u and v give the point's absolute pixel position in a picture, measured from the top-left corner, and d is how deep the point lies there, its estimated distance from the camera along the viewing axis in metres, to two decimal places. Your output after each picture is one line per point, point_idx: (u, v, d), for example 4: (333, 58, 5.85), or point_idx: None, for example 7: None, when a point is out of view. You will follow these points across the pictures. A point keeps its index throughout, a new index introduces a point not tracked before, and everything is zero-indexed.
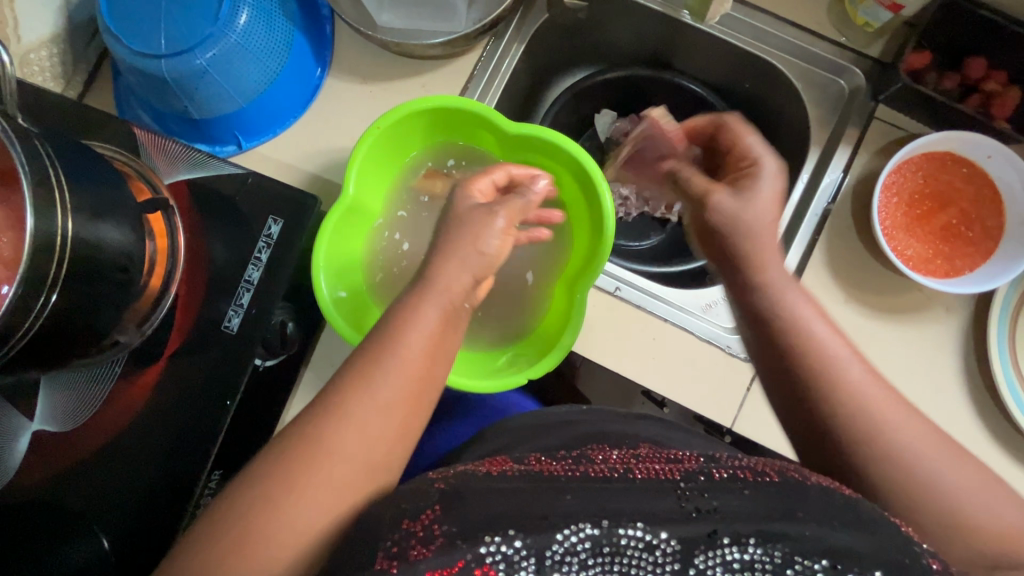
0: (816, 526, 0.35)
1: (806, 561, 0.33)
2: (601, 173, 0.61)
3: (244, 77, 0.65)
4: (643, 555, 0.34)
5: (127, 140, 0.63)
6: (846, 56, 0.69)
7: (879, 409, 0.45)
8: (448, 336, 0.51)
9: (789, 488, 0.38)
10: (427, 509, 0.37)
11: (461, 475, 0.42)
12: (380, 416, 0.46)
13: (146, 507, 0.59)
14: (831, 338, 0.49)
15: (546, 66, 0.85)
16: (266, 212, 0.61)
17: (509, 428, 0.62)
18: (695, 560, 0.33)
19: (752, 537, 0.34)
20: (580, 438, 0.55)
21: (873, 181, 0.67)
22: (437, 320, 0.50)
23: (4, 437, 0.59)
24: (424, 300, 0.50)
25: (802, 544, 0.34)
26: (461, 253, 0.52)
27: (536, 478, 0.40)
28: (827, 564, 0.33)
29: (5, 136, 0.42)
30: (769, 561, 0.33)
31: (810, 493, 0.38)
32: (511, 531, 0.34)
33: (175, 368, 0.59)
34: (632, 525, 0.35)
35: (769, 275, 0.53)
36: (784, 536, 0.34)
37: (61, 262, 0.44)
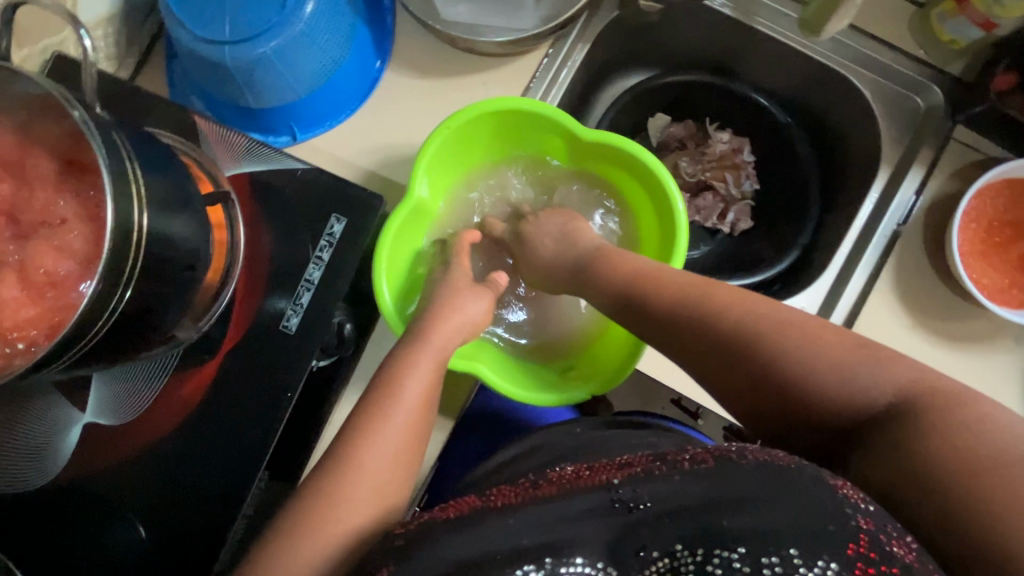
0: (733, 513, 0.34)
1: (725, 552, 0.33)
2: (675, 183, 0.59)
3: (308, 67, 0.62)
4: None
5: (189, 130, 0.62)
6: (926, 72, 0.68)
7: (833, 406, 0.45)
8: (436, 386, 0.53)
9: (718, 473, 0.37)
10: (383, 564, 0.37)
11: (422, 522, 0.40)
12: (382, 459, 0.48)
13: (194, 507, 0.58)
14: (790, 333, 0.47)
15: (607, 66, 0.83)
16: (329, 210, 0.60)
17: (502, 451, 0.61)
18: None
19: (678, 543, 0.35)
20: (561, 451, 0.55)
21: (946, 204, 0.66)
22: (433, 367, 0.53)
23: (52, 428, 0.58)
24: (418, 355, 0.53)
25: (718, 535, 0.34)
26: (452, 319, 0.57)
27: (487, 511, 0.39)
28: (745, 552, 0.33)
29: (86, 127, 0.41)
30: (693, 560, 0.34)
31: (732, 474, 0.37)
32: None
33: (231, 364, 0.59)
34: (572, 562, 0.35)
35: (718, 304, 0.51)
36: (703, 530, 0.34)
37: (136, 259, 0.43)
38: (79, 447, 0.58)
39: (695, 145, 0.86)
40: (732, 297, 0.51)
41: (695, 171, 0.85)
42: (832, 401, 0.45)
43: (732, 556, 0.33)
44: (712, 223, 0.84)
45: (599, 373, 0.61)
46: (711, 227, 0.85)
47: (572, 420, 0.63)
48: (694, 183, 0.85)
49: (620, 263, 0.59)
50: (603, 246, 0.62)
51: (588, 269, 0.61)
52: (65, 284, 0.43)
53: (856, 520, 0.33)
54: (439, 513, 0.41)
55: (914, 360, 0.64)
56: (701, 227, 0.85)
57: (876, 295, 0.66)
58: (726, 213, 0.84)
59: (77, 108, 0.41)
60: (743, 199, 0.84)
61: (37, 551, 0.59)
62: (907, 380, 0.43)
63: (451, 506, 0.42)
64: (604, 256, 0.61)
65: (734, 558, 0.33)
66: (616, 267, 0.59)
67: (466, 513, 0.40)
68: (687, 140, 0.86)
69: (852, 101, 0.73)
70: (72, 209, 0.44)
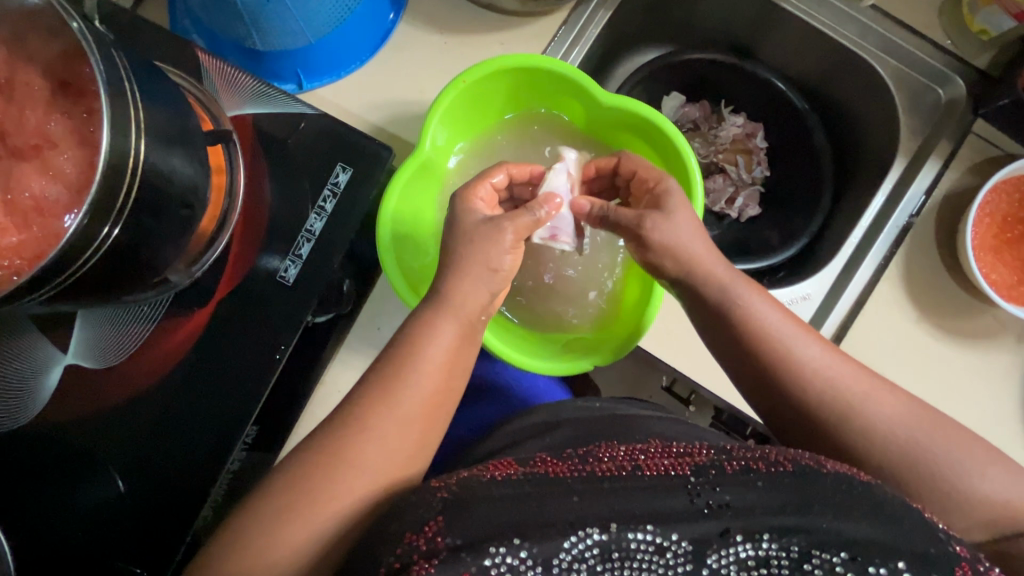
0: (832, 518, 0.36)
1: (824, 554, 0.35)
2: (693, 155, 0.59)
3: (321, 13, 0.58)
4: (653, 558, 0.36)
5: (191, 65, 0.59)
6: (951, 64, 0.68)
7: (877, 436, 0.49)
8: (468, 350, 0.51)
9: (804, 482, 0.39)
10: (431, 520, 0.37)
11: (464, 479, 0.41)
12: (413, 414, 0.48)
13: (178, 458, 0.56)
14: (825, 360, 0.52)
15: (627, 37, 0.80)
16: (335, 158, 0.59)
17: (513, 423, 0.63)
18: (707, 560, 0.35)
19: (765, 533, 0.36)
20: (585, 429, 0.56)
21: (962, 197, 0.65)
22: (454, 337, 0.50)
23: (31, 369, 0.56)
24: (440, 313, 0.49)
25: (816, 536, 0.36)
26: (473, 269, 0.50)
27: (544, 480, 0.40)
28: (845, 557, 0.35)
29: (84, 40, 0.38)
30: (785, 556, 0.35)
31: (823, 480, 0.39)
32: (516, 539, 0.35)
33: (224, 314, 0.57)
34: (642, 529, 0.36)
35: (768, 319, 0.53)
36: (799, 530, 0.36)
37: (130, 190, 0.41)
38: (59, 391, 0.56)
39: (708, 128, 0.85)
40: (843, 375, 0.51)
41: (707, 153, 0.84)
42: (861, 422, 0.50)
43: (831, 559, 0.35)
44: (719, 207, 0.83)
45: (604, 346, 0.60)
46: (719, 211, 0.84)
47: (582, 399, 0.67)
48: (705, 164, 0.85)
49: (751, 320, 0.53)
50: (734, 284, 0.54)
51: (711, 314, 0.55)
52: (52, 212, 0.41)
53: (953, 546, 0.36)
54: (481, 472, 0.42)
55: (916, 352, 0.64)
56: (708, 211, 0.84)
57: (885, 285, 0.65)
58: (734, 198, 0.83)
59: (76, 19, 0.39)
60: (752, 184, 0.83)
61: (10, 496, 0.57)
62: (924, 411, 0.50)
63: (494, 466, 0.43)
64: (732, 305, 0.54)
65: (835, 561, 0.35)
66: (748, 323, 0.53)
67: (514, 476, 0.41)
68: (700, 122, 0.85)
69: (873, 89, 0.72)
70: (64, 131, 0.42)
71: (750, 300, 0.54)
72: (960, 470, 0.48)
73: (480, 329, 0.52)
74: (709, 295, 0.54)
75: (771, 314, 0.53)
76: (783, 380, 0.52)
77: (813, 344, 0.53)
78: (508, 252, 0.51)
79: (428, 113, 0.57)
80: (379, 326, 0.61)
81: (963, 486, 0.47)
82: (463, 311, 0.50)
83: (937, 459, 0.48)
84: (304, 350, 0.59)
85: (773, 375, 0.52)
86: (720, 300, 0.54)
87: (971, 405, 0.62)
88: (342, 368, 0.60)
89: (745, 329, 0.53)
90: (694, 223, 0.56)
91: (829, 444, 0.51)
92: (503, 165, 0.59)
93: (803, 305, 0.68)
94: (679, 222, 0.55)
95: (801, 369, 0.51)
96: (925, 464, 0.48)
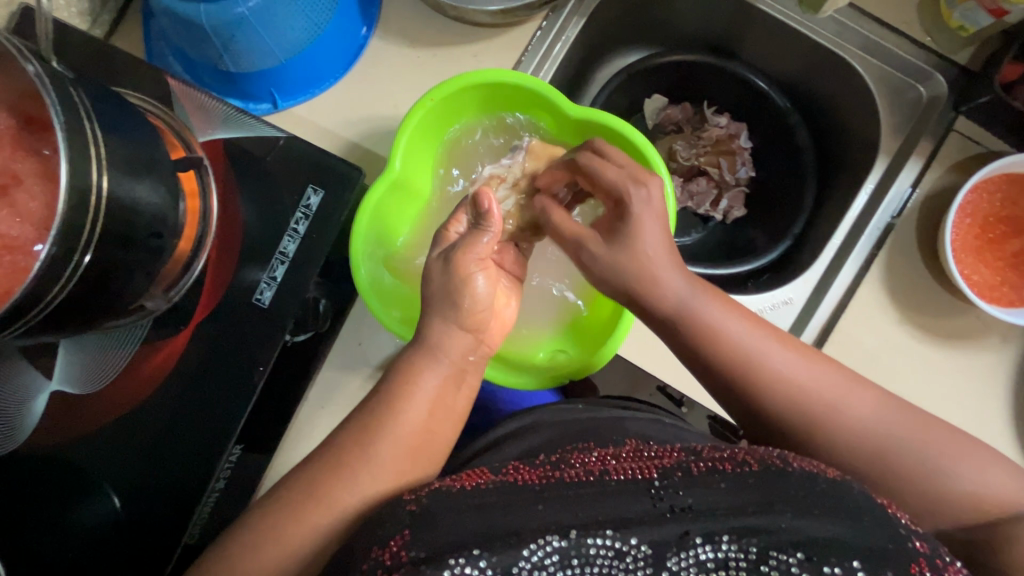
0: (792, 517, 0.36)
1: (782, 556, 0.35)
2: (665, 167, 0.58)
3: (288, 31, 0.58)
4: (613, 562, 0.36)
5: (163, 93, 0.59)
6: (931, 60, 0.67)
7: (854, 444, 0.50)
8: (453, 395, 0.49)
9: (768, 479, 0.39)
10: (396, 534, 0.36)
11: (434, 490, 0.40)
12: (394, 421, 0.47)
13: (161, 478, 0.57)
14: (852, 403, 0.51)
15: (604, 40, 0.79)
16: (305, 180, 0.59)
17: (498, 430, 0.55)
18: (667, 563, 0.35)
19: (725, 534, 0.36)
20: (565, 430, 0.51)
21: (944, 196, 0.64)
22: (436, 385, 0.48)
23: (18, 395, 0.57)
24: (419, 358, 0.48)
25: (776, 538, 0.35)
26: (444, 303, 0.49)
27: (511, 488, 0.40)
28: (802, 558, 0.35)
29: (40, 82, 0.39)
30: (744, 557, 0.35)
31: (788, 480, 0.39)
32: (475, 550, 0.35)
33: (203, 338, 0.58)
34: (601, 534, 0.36)
35: (773, 370, 0.52)
36: (758, 530, 0.36)
37: (95, 224, 0.41)
38: (45, 418, 0.57)
39: (691, 129, 0.84)
40: (864, 409, 0.50)
41: (690, 155, 0.83)
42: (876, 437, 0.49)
43: (789, 560, 0.35)
44: (704, 210, 0.83)
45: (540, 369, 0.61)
46: (703, 214, 0.83)
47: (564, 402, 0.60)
48: (687, 167, 0.83)
49: (762, 368, 0.52)
50: (749, 334, 0.53)
51: (732, 380, 0.53)
52: (21, 248, 0.42)
53: (912, 542, 0.36)
54: (451, 483, 0.41)
55: (899, 354, 0.63)
56: (693, 213, 0.83)
57: (865, 289, 0.64)
58: (718, 200, 0.82)
59: (32, 62, 0.39)
60: (736, 185, 0.82)
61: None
62: (895, 416, 0.50)
63: (465, 476, 0.42)
64: (751, 366, 0.52)
65: (791, 562, 0.35)
66: (769, 378, 0.52)
67: (483, 485, 0.40)
68: (683, 125, 0.85)
69: (853, 88, 0.71)
70: (32, 169, 0.43)
71: (754, 351, 0.52)
72: (928, 478, 0.48)
73: (471, 370, 0.50)
74: (711, 354, 0.53)
75: (787, 358, 0.52)
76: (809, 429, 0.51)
77: (824, 367, 0.52)
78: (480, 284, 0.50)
79: (396, 136, 0.58)
80: (359, 340, 0.63)
81: (931, 492, 0.47)
82: (448, 360, 0.48)
83: (911, 468, 0.48)
84: (283, 369, 0.60)
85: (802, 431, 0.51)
86: (745, 360, 0.52)
87: (954, 408, 0.62)
88: (317, 393, 0.61)
89: (766, 386, 0.52)
90: (661, 223, 0.54)
91: (798, 435, 0.51)
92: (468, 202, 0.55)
93: (785, 310, 0.68)
94: (639, 238, 0.53)
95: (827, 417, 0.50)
96: (889, 468, 0.49)
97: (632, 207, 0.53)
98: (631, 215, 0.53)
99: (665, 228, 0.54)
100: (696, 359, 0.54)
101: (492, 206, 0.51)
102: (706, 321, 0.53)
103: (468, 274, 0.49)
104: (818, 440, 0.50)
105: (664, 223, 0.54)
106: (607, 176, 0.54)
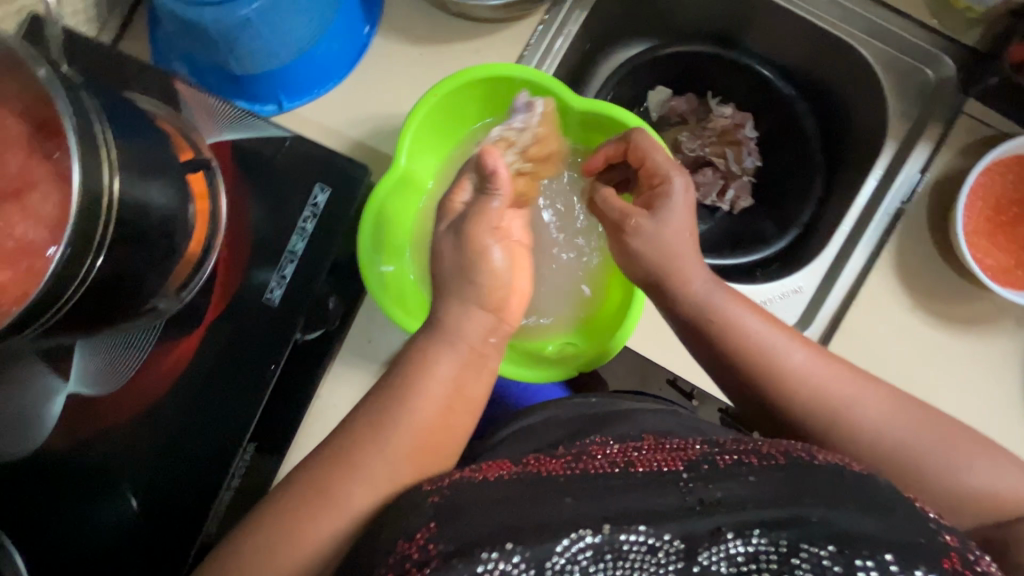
0: (824, 511, 0.35)
1: (813, 548, 0.33)
2: (670, 159, 0.59)
3: (293, 32, 0.59)
4: (646, 557, 0.34)
5: (170, 96, 0.60)
6: (938, 43, 0.66)
7: (866, 429, 0.49)
8: (470, 388, 0.48)
9: (796, 475, 0.38)
10: (422, 526, 0.36)
11: (455, 480, 0.41)
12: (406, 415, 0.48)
13: (177, 478, 0.58)
14: (863, 391, 0.51)
15: (606, 33, 0.79)
16: (313, 179, 0.60)
17: (511, 425, 0.55)
18: (700, 558, 0.34)
19: (755, 528, 0.34)
20: (582, 425, 0.51)
21: (954, 180, 0.63)
22: (454, 371, 0.47)
23: (36, 397, 0.58)
24: (435, 344, 0.47)
25: (808, 531, 0.34)
26: (460, 293, 0.48)
27: (535, 479, 0.40)
28: (833, 550, 0.33)
29: (52, 85, 0.40)
30: (774, 551, 0.33)
31: (816, 474, 0.39)
32: (508, 544, 0.33)
33: (215, 337, 0.58)
34: (634, 529, 0.35)
35: (779, 361, 0.52)
36: (788, 524, 0.34)
37: (107, 224, 0.42)
38: (62, 419, 0.58)
39: (696, 120, 0.84)
40: (874, 397, 0.50)
41: (695, 146, 0.83)
42: (884, 426, 0.49)
43: (819, 553, 0.32)
44: (711, 201, 0.82)
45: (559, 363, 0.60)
46: (710, 205, 0.83)
47: (576, 396, 0.59)
48: (693, 158, 0.83)
49: (776, 366, 0.52)
50: (760, 329, 0.53)
51: (740, 378, 0.53)
52: (35, 250, 0.43)
53: (942, 535, 0.35)
54: (472, 474, 0.41)
55: (911, 340, 0.62)
56: (700, 204, 0.83)
57: (877, 275, 0.64)
58: (725, 190, 0.82)
59: (44, 67, 0.40)
60: (743, 175, 0.82)
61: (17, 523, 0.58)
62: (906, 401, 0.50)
63: (486, 467, 0.42)
64: (758, 360, 0.52)
65: (823, 556, 0.32)
66: (783, 376, 0.51)
67: (506, 476, 0.41)
68: (688, 115, 0.84)
69: (859, 73, 0.70)
70: (44, 172, 0.44)
71: (759, 346, 0.52)
72: (943, 462, 0.47)
73: (491, 353, 0.49)
74: (725, 346, 0.53)
75: (801, 355, 0.52)
76: (824, 418, 0.50)
77: (833, 363, 0.52)
78: (493, 261, 0.48)
79: (402, 131, 0.59)
80: (369, 337, 0.62)
81: (947, 478, 0.47)
82: (463, 343, 0.48)
83: (923, 452, 0.48)
84: (293, 368, 0.60)
85: (818, 421, 0.50)
86: (755, 357, 0.52)
87: (968, 393, 0.61)
88: (326, 395, 0.61)
89: (777, 379, 0.52)
90: (692, 213, 0.57)
91: (811, 422, 0.50)
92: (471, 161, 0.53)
93: (795, 299, 0.67)
94: (680, 218, 0.55)
95: (842, 406, 0.50)
96: (905, 454, 0.48)
97: (674, 192, 0.56)
98: (673, 196, 0.56)
99: (694, 217, 0.57)
100: (705, 352, 0.55)
101: (498, 166, 0.49)
102: (727, 315, 0.54)
103: (482, 247, 0.48)
104: (831, 426, 0.50)
105: (692, 217, 0.57)
106: (655, 159, 0.56)
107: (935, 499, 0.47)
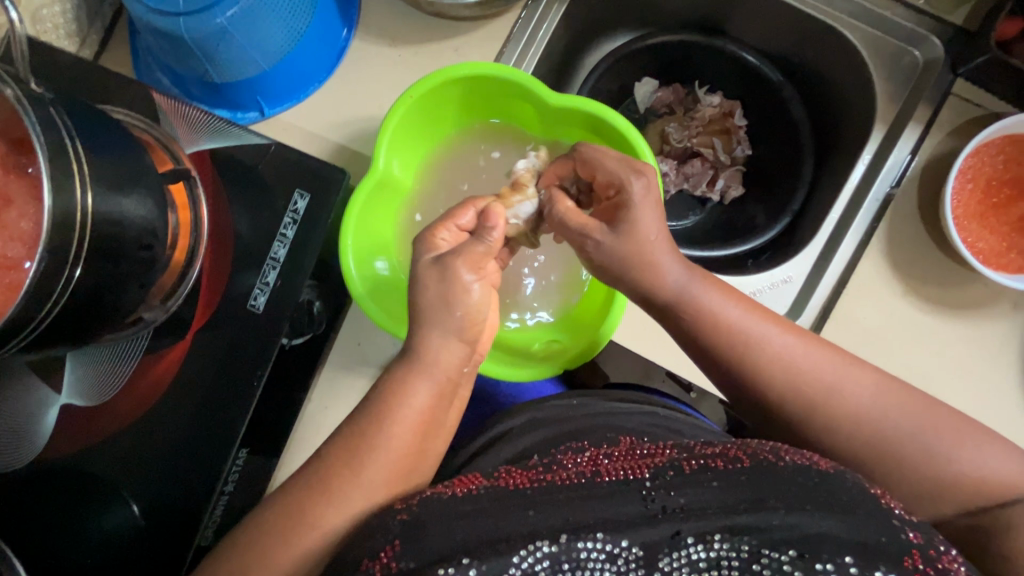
0: (785, 513, 0.36)
1: (774, 554, 0.34)
2: (649, 150, 0.58)
3: (270, 39, 0.59)
4: (605, 565, 0.35)
5: (150, 108, 0.60)
6: (924, 23, 0.65)
7: (853, 421, 0.49)
8: (444, 409, 0.49)
9: (758, 477, 0.38)
10: (387, 545, 0.36)
11: (425, 497, 0.40)
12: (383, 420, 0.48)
13: (168, 486, 0.58)
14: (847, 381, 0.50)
15: (589, 26, 0.78)
16: (292, 186, 0.60)
17: (493, 430, 0.54)
18: (660, 564, 0.34)
19: (717, 533, 0.35)
20: (557, 431, 0.50)
21: (944, 163, 0.62)
22: (429, 397, 0.48)
23: (30, 409, 0.59)
24: (414, 375, 0.48)
25: (768, 535, 0.35)
26: (426, 301, 0.48)
27: (503, 492, 0.40)
28: (794, 555, 0.34)
29: (20, 105, 0.40)
30: (735, 556, 0.34)
31: (777, 475, 0.38)
32: (466, 559, 0.34)
33: (201, 346, 0.59)
34: (592, 537, 0.35)
35: (774, 346, 0.51)
36: (751, 529, 0.35)
37: (83, 240, 0.42)
38: (55, 430, 0.59)
39: (683, 110, 0.83)
40: (858, 385, 0.50)
41: (682, 137, 0.81)
42: (870, 421, 0.48)
43: (780, 557, 0.34)
44: (701, 191, 0.81)
45: (525, 361, 0.61)
46: (702, 196, 0.82)
47: (558, 399, 0.58)
48: (680, 149, 0.82)
49: (756, 353, 0.51)
50: (744, 320, 0.52)
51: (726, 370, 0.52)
52: (16, 268, 0.43)
53: (905, 533, 0.35)
54: (442, 489, 0.41)
55: (902, 328, 0.61)
56: (690, 196, 0.82)
57: (866, 264, 0.62)
58: (715, 180, 0.81)
59: (12, 87, 0.40)
60: (733, 165, 0.81)
61: (13, 536, 0.59)
62: (890, 392, 0.49)
63: (457, 482, 0.42)
64: (745, 347, 0.51)
65: (784, 560, 0.34)
66: (766, 362, 0.51)
67: (475, 491, 0.40)
68: (675, 106, 0.83)
69: (846, 57, 0.69)
70: (22, 190, 0.45)
71: (747, 335, 0.51)
72: (931, 451, 0.47)
73: (464, 382, 0.50)
74: (698, 335, 0.53)
75: (776, 356, 0.51)
76: (809, 415, 0.50)
77: (818, 351, 0.51)
78: (472, 286, 0.48)
79: (379, 135, 0.58)
80: (359, 341, 0.63)
81: (934, 469, 0.46)
82: (438, 371, 0.48)
83: (909, 444, 0.47)
84: (281, 374, 0.61)
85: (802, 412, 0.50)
86: (743, 345, 0.51)
87: (963, 381, 0.60)
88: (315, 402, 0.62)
89: (769, 371, 0.51)
90: (658, 217, 0.53)
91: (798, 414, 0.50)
92: (471, 201, 0.55)
93: (785, 289, 0.66)
94: (639, 228, 0.52)
95: (831, 399, 0.49)
96: (893, 444, 0.47)
97: (632, 198, 0.52)
98: (630, 204, 0.53)
99: (662, 220, 0.54)
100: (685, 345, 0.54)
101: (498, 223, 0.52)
102: (703, 306, 0.53)
103: (455, 274, 0.48)
104: (816, 419, 0.49)
105: (662, 227, 0.53)
106: (605, 166, 0.54)
107: (921, 489, 0.47)
